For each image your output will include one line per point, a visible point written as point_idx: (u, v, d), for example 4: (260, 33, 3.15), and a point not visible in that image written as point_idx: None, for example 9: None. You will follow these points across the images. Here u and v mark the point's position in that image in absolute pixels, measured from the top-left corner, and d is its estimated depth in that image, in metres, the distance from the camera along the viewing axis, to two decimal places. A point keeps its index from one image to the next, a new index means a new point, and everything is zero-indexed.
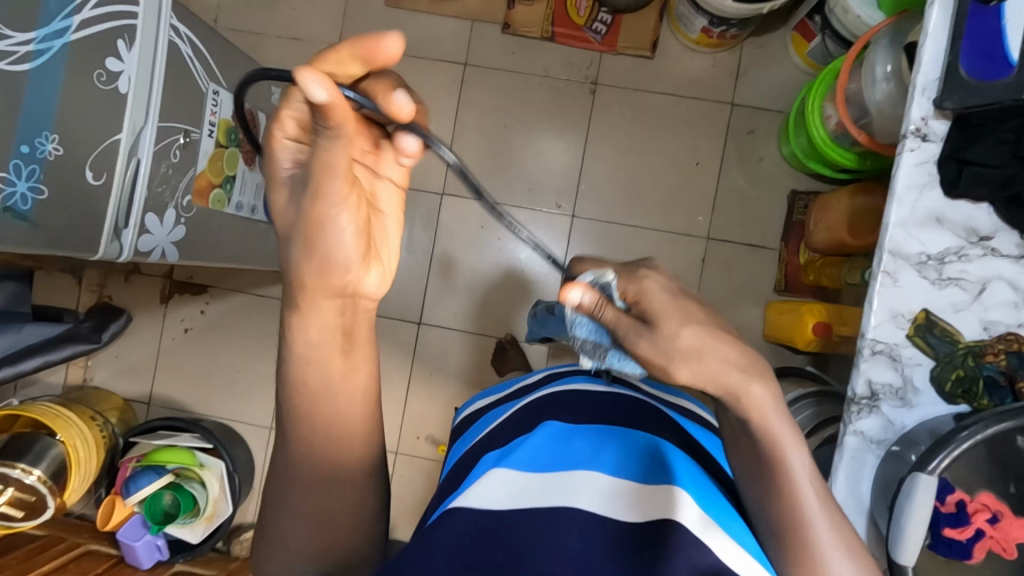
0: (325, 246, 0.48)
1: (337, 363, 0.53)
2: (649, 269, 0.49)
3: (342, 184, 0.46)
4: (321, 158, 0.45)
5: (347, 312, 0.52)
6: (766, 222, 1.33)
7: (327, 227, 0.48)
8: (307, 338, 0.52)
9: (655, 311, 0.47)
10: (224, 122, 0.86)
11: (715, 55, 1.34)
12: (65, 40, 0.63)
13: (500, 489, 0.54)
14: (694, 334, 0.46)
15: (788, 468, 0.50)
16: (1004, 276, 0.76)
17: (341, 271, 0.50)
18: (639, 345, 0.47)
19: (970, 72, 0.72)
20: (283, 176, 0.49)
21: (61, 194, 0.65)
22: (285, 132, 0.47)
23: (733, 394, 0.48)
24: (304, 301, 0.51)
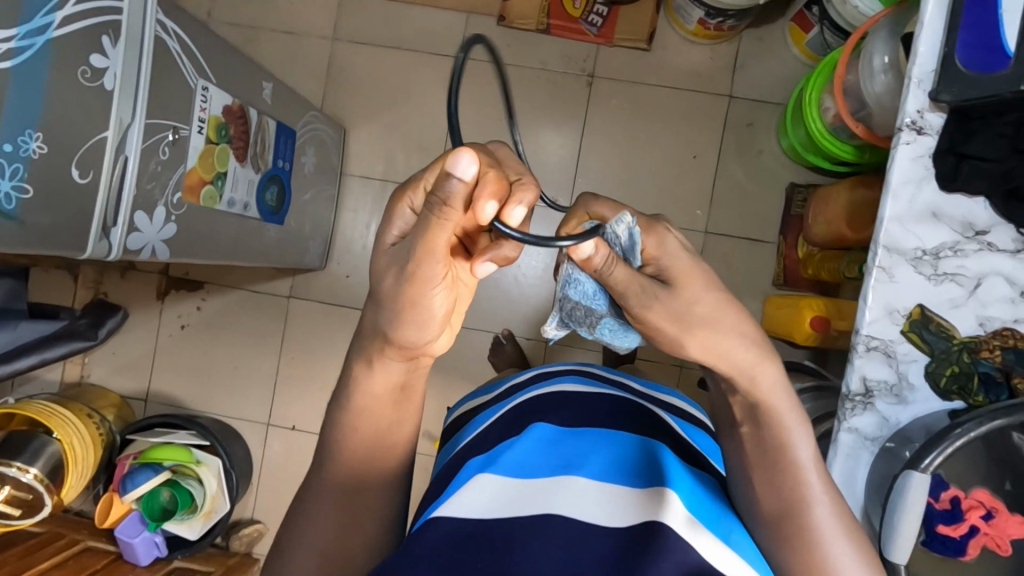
0: (419, 322, 0.49)
1: (390, 412, 0.56)
2: (669, 226, 0.51)
3: (441, 266, 0.46)
4: (427, 237, 0.44)
5: (411, 370, 0.55)
6: (764, 216, 1.33)
7: (420, 305, 0.48)
8: (370, 390, 0.55)
9: (673, 273, 0.49)
10: (214, 119, 0.85)
11: (713, 47, 1.33)
12: (47, 37, 0.62)
13: (489, 490, 0.54)
14: (712, 300, 0.49)
15: (790, 449, 0.53)
16: (1002, 271, 0.75)
17: (420, 342, 0.51)
18: (654, 306, 0.48)
19: (966, 64, 0.71)
20: (389, 244, 0.49)
21: (47, 192, 0.64)
22: (413, 201, 0.47)
23: (746, 373, 0.51)
24: (377, 358, 0.53)
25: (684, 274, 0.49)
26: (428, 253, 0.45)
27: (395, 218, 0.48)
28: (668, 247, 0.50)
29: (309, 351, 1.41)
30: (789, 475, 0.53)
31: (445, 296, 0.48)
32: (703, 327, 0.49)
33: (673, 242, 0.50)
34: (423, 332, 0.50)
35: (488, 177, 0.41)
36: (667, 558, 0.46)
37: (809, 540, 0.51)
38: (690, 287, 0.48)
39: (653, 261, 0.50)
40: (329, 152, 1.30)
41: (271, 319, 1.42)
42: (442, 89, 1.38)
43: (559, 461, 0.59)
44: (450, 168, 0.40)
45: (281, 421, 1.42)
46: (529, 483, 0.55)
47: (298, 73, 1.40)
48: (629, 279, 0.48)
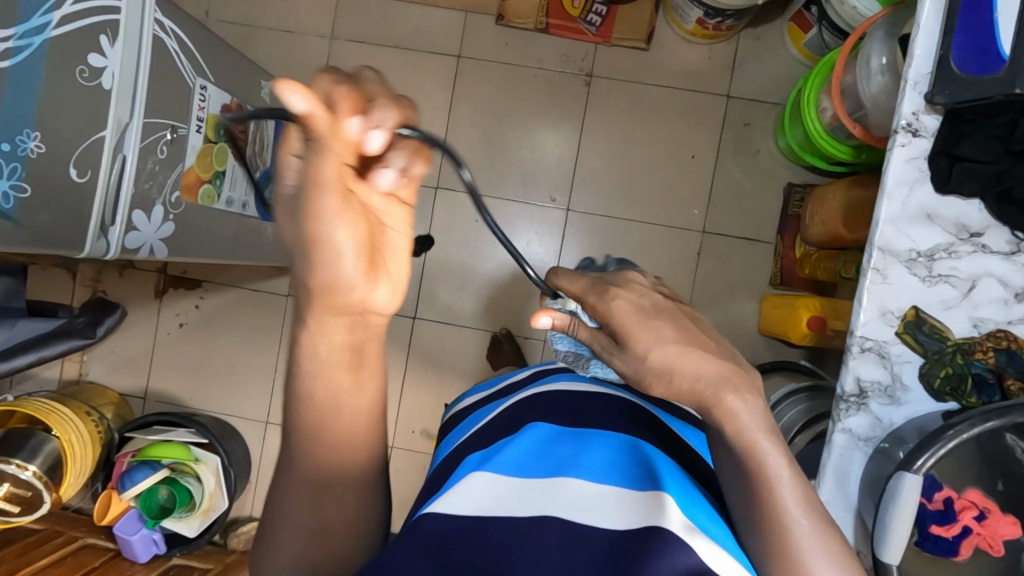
0: (335, 263, 0.43)
1: (344, 378, 0.50)
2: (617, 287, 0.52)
3: (336, 199, 0.40)
4: (311, 172, 0.39)
5: (357, 330, 0.48)
6: (761, 215, 1.33)
7: (326, 247, 0.42)
8: (315, 356, 0.49)
9: (620, 329, 0.49)
10: (213, 118, 0.85)
11: (711, 47, 1.33)
12: (45, 36, 0.62)
13: (482, 495, 0.54)
14: (662, 354, 0.48)
15: (762, 470, 0.51)
16: (995, 272, 0.75)
17: (347, 291, 0.45)
18: (615, 362, 0.51)
19: (961, 67, 0.71)
20: (283, 188, 0.41)
21: (43, 192, 0.64)
22: (291, 144, 0.40)
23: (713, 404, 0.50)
24: (311, 317, 0.47)
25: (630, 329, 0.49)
26: (318, 187, 0.39)
27: (283, 169, 0.40)
28: (614, 305, 0.50)
29: None
30: (766, 496, 0.51)
31: (355, 234, 0.42)
32: (660, 377, 0.48)
33: (624, 305, 0.50)
34: (343, 277, 0.44)
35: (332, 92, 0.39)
36: (666, 557, 0.47)
37: (793, 560, 0.50)
38: (640, 341, 0.49)
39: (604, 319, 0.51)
40: None
41: (269, 317, 1.42)
42: (440, 88, 1.38)
43: (554, 462, 0.59)
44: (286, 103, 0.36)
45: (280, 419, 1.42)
46: (521, 484, 0.56)
47: (296, 70, 1.40)
48: (592, 338, 0.52)
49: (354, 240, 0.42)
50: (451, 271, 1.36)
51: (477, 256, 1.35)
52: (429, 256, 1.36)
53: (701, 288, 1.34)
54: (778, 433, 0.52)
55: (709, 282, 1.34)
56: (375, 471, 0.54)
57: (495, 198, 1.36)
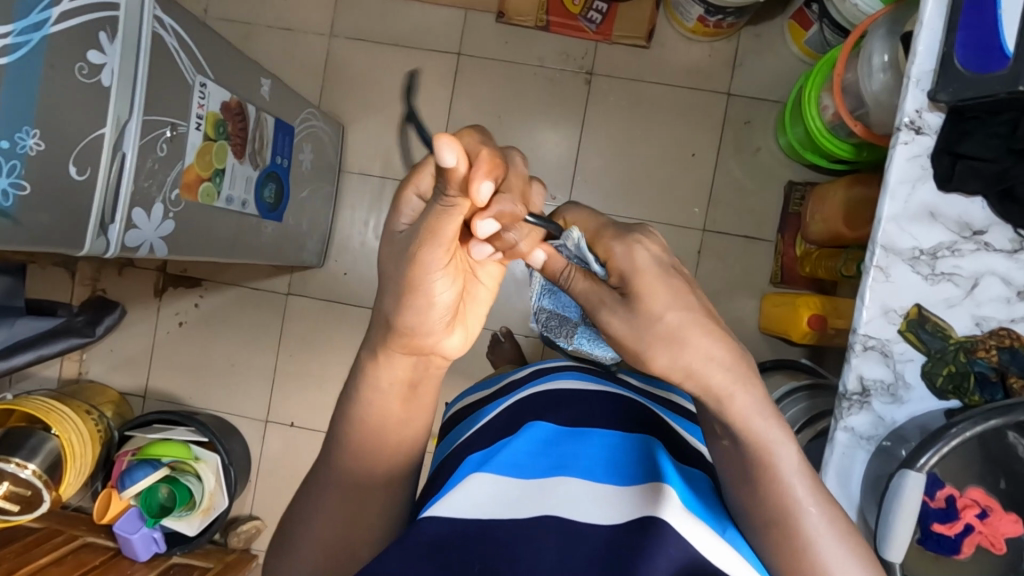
0: (420, 307, 0.48)
1: (397, 408, 0.54)
2: (639, 237, 0.50)
3: (445, 252, 0.44)
4: (432, 223, 0.42)
5: (419, 369, 0.53)
6: (762, 214, 1.33)
7: (421, 292, 0.47)
8: (376, 384, 0.54)
9: (636, 288, 0.48)
10: (212, 115, 0.85)
11: (712, 45, 1.33)
12: (44, 33, 0.62)
13: (487, 494, 0.54)
14: (677, 317, 0.47)
15: (770, 458, 0.50)
16: (997, 271, 0.75)
17: (424, 334, 0.50)
18: (614, 322, 0.48)
19: (964, 65, 0.71)
20: (399, 227, 0.47)
21: (42, 189, 0.64)
22: (419, 186, 0.45)
23: (722, 396, 0.49)
24: (383, 353, 0.52)
25: (647, 290, 0.47)
26: (434, 238, 0.43)
27: (402, 207, 0.46)
28: (631, 256, 0.48)
29: (307, 348, 1.41)
30: (774, 486, 0.51)
31: (452, 289, 0.47)
32: (667, 348, 0.47)
33: (642, 258, 0.48)
34: (428, 322, 0.49)
35: (481, 153, 0.37)
36: (663, 555, 0.47)
37: (802, 548, 0.50)
38: (657, 304, 0.47)
39: (616, 271, 0.49)
40: (326, 148, 1.30)
41: (269, 316, 1.42)
42: (440, 86, 1.37)
43: (555, 461, 0.59)
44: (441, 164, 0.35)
45: (280, 418, 1.42)
46: (523, 484, 0.56)
47: (295, 69, 1.40)
48: (591, 288, 0.50)
49: (450, 289, 0.47)
50: None
51: None
52: None
53: (702, 287, 1.34)
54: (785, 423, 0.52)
55: (709, 281, 1.34)
56: (411, 480, 0.58)
57: None
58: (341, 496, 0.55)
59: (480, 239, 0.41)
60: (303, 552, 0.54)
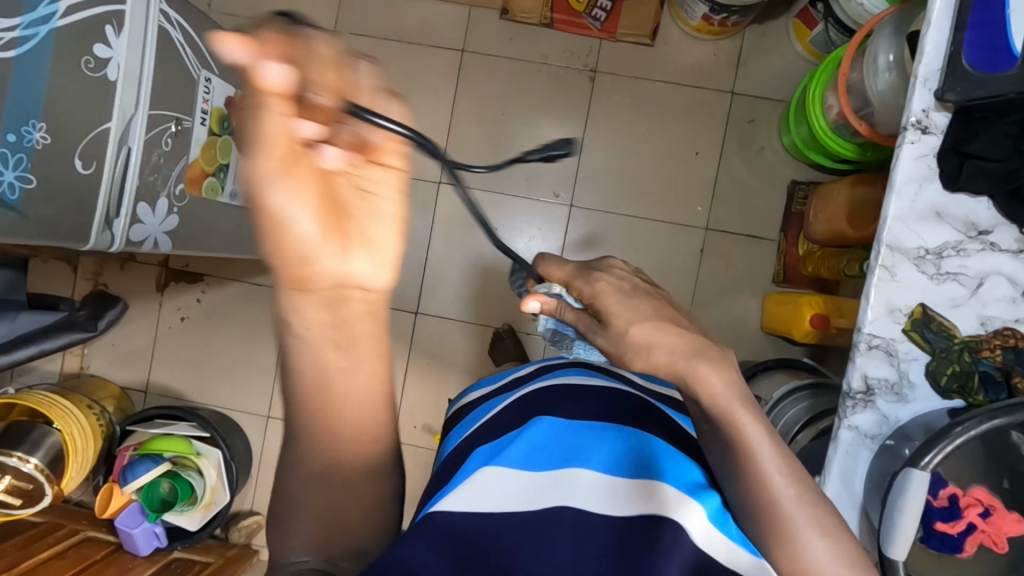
0: (287, 234, 0.44)
1: (331, 356, 0.51)
2: (601, 272, 0.55)
3: (278, 158, 0.42)
4: (252, 131, 0.41)
5: (336, 308, 0.49)
6: (765, 213, 1.33)
7: (272, 212, 0.43)
8: (298, 336, 0.50)
9: (609, 311, 0.52)
10: (217, 110, 0.85)
11: (716, 43, 1.33)
12: (51, 26, 0.62)
13: (492, 486, 0.54)
14: (643, 330, 0.50)
15: (748, 447, 0.52)
16: (1003, 271, 0.75)
17: (306, 263, 0.46)
18: (597, 340, 0.53)
19: (973, 64, 0.71)
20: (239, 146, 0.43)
21: (50, 183, 0.64)
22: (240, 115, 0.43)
23: (681, 376, 0.51)
24: (292, 296, 0.48)
25: (613, 309, 0.52)
26: (255, 144, 0.42)
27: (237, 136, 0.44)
28: (602, 292, 0.53)
29: None
30: (764, 485, 0.51)
31: (305, 207, 0.43)
32: (637, 353, 0.50)
33: (606, 286, 0.54)
34: (298, 247, 0.45)
35: (267, 38, 0.41)
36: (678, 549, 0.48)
37: (787, 537, 0.51)
38: (624, 322, 0.51)
39: (592, 302, 0.54)
40: None
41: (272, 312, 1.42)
42: (443, 82, 1.37)
43: (563, 455, 0.59)
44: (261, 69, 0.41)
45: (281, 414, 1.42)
46: (530, 477, 0.56)
47: None
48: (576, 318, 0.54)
49: (304, 207, 0.43)
50: (455, 268, 1.36)
51: (481, 252, 1.35)
52: (432, 249, 1.36)
53: (704, 286, 1.34)
54: (759, 411, 0.53)
55: (712, 280, 1.34)
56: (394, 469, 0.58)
57: (501, 192, 1.36)
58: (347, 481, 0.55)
59: (305, 125, 0.43)
60: (303, 535, 0.55)
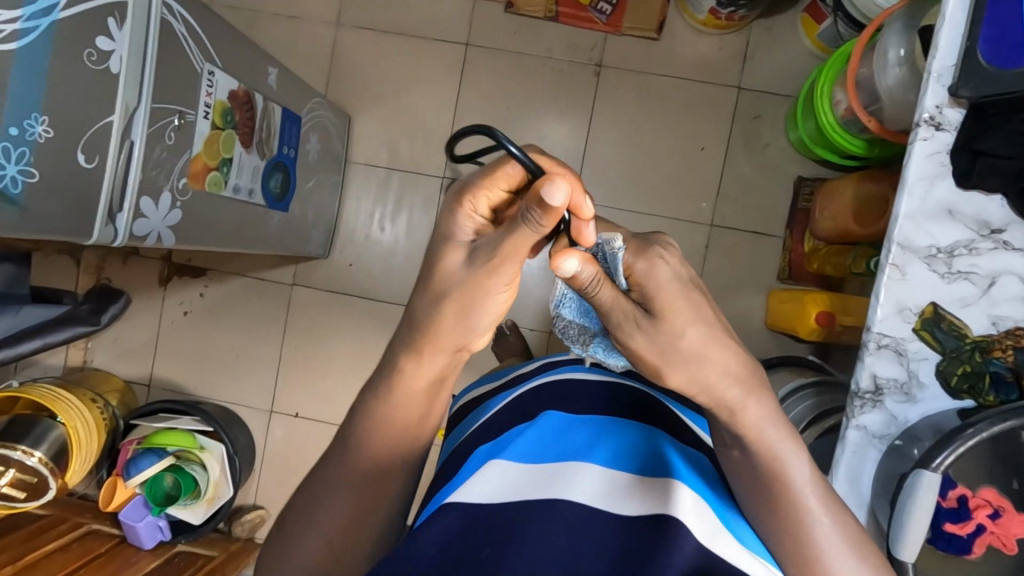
0: (472, 316, 0.49)
1: (422, 402, 0.54)
2: (662, 249, 0.48)
3: (516, 267, 0.46)
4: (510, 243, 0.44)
5: (454, 363, 0.54)
6: (771, 209, 1.32)
7: (481, 298, 0.48)
8: (409, 383, 0.53)
9: (659, 302, 0.46)
10: (220, 104, 0.84)
11: (722, 38, 1.31)
12: (53, 18, 0.61)
13: (498, 485, 0.53)
14: (698, 336, 0.46)
15: (783, 470, 0.51)
16: (1014, 270, 0.74)
17: (464, 335, 0.51)
18: (635, 337, 0.47)
19: (988, 60, 0.70)
20: (461, 239, 0.48)
21: (51, 176, 0.63)
22: (476, 207, 0.47)
23: (728, 408, 0.50)
24: (424, 352, 0.52)
25: (668, 309, 0.46)
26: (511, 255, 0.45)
27: (464, 220, 0.48)
28: (657, 276, 0.46)
29: (312, 339, 1.41)
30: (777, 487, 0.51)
31: (506, 298, 0.49)
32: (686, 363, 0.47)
33: (664, 270, 0.47)
34: (471, 323, 0.50)
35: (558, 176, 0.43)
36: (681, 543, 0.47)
37: None
38: (676, 318, 0.46)
39: (638, 286, 0.47)
40: (332, 138, 1.29)
41: (274, 307, 1.41)
42: (447, 77, 1.36)
43: (569, 451, 0.58)
44: (542, 198, 0.40)
45: (284, 408, 1.42)
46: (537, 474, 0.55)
47: (300, 58, 1.39)
48: (615, 301, 0.46)
49: (506, 299, 0.49)
50: None
51: None
52: None
53: (709, 282, 1.33)
54: (795, 432, 0.52)
55: (716, 276, 1.33)
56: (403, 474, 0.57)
57: None
58: (362, 479, 0.54)
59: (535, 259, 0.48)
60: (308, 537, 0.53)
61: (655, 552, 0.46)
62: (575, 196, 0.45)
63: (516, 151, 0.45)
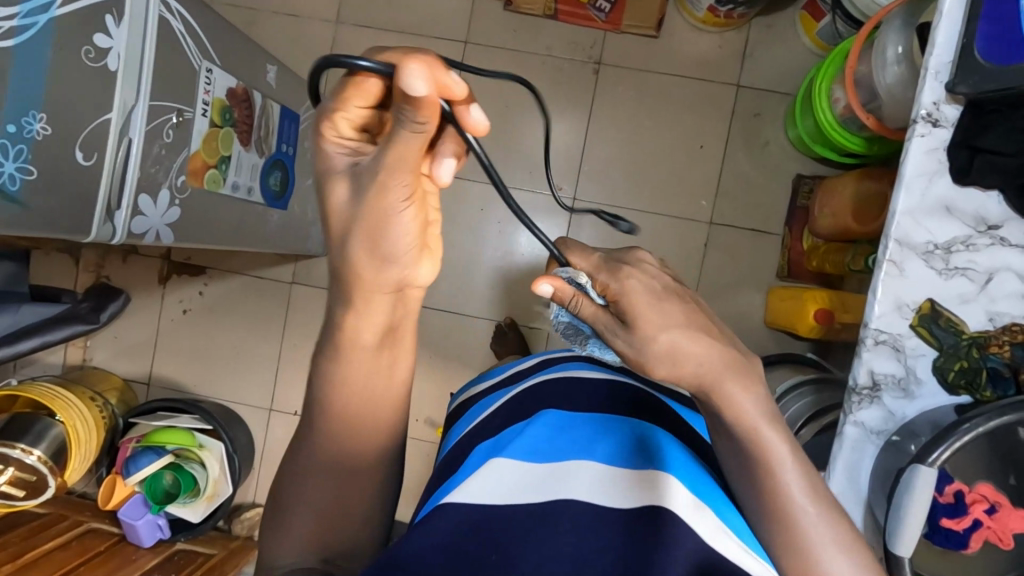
0: (390, 245, 0.46)
1: (374, 354, 0.53)
2: (632, 267, 0.48)
3: (409, 182, 0.43)
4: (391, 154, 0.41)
5: (395, 304, 0.50)
6: (770, 207, 1.32)
7: (387, 225, 0.45)
8: (358, 335, 0.51)
9: (634, 313, 0.46)
10: (218, 101, 0.84)
11: (722, 35, 1.31)
12: (51, 15, 0.61)
13: (496, 481, 0.53)
14: (671, 340, 0.45)
15: (770, 462, 0.49)
16: (1012, 266, 0.74)
17: (393, 266, 0.47)
18: (616, 342, 0.47)
19: (986, 57, 0.69)
20: (342, 168, 0.45)
21: (49, 173, 0.63)
22: (338, 131, 0.44)
23: (715, 389, 0.48)
24: (360, 299, 0.49)
25: (639, 312, 0.46)
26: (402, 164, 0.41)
27: (331, 150, 0.44)
28: (633, 286, 0.47)
29: (311, 338, 1.41)
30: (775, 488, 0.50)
31: (412, 214, 0.45)
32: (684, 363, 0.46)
33: (636, 286, 0.47)
34: (394, 254, 0.46)
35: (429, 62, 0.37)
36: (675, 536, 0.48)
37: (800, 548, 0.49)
38: (652, 328, 0.45)
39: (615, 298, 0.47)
40: None
41: (273, 305, 1.42)
42: None
43: (569, 449, 0.59)
44: (403, 90, 0.36)
45: (284, 407, 1.42)
46: (536, 471, 0.55)
47: (300, 56, 1.39)
48: (594, 314, 0.48)
49: (414, 220, 0.45)
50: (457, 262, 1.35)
51: (483, 245, 1.34)
52: None
53: (708, 280, 1.33)
54: (782, 421, 0.51)
55: (715, 274, 1.33)
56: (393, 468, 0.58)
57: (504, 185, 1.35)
58: None
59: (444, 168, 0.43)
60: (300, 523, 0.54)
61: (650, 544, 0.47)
62: (437, 77, 0.37)
63: (367, 61, 0.37)
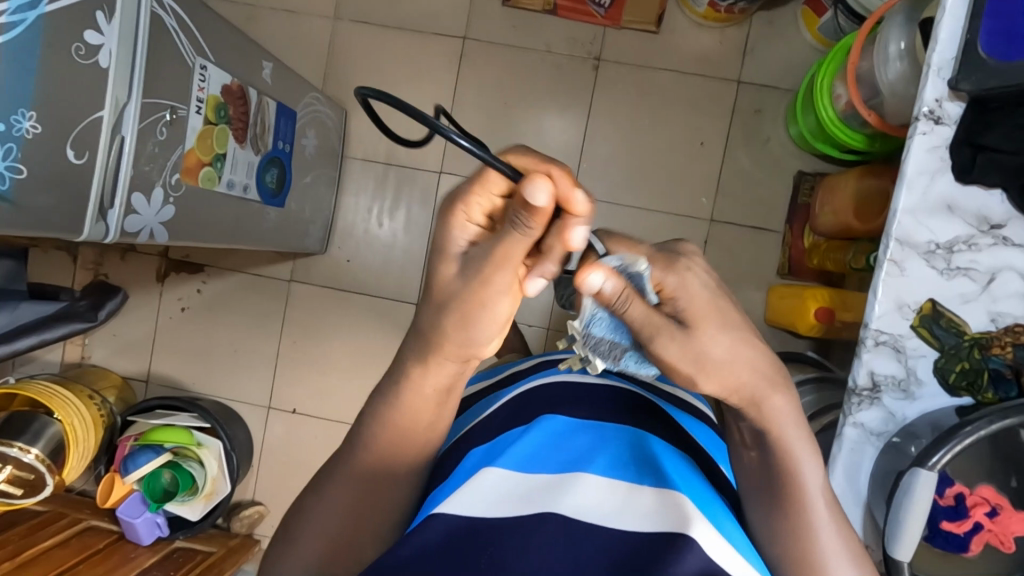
0: (475, 326, 0.46)
1: (432, 411, 0.53)
2: (688, 259, 0.47)
3: (514, 277, 0.43)
4: (499, 248, 0.41)
5: (461, 374, 0.52)
6: (771, 204, 1.31)
7: (483, 310, 0.45)
8: (418, 389, 0.52)
9: (691, 314, 0.45)
10: (213, 99, 0.83)
11: (723, 31, 1.30)
12: (39, 12, 0.60)
13: (493, 491, 0.53)
14: (727, 344, 0.45)
15: (796, 475, 0.51)
16: (1015, 266, 0.74)
17: (475, 345, 0.48)
18: (669, 349, 0.44)
19: (988, 52, 0.68)
20: (456, 251, 0.44)
21: (40, 171, 0.63)
22: (470, 214, 0.43)
23: (755, 403, 0.48)
24: (432, 360, 0.50)
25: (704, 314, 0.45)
26: (501, 262, 0.42)
27: (456, 229, 0.43)
28: (688, 287, 0.45)
29: (309, 336, 1.41)
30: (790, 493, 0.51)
31: (508, 306, 0.45)
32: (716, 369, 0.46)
33: (694, 281, 0.46)
34: (476, 333, 0.47)
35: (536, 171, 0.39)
36: (690, 550, 0.46)
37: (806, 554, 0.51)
38: (708, 329, 0.45)
39: (670, 299, 0.45)
40: (330, 133, 1.28)
41: (272, 302, 1.41)
42: (445, 71, 1.35)
43: (568, 457, 0.58)
44: (525, 198, 0.37)
45: (282, 404, 1.42)
46: (533, 480, 0.55)
47: (297, 52, 1.38)
48: (646, 315, 0.43)
49: (513, 310, 0.46)
50: None
51: None
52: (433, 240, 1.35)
53: None
54: (801, 422, 0.51)
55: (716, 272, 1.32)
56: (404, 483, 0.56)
57: None
58: (354, 482, 0.54)
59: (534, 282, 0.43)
60: (309, 542, 0.53)
61: (663, 559, 0.45)
62: (560, 191, 0.38)
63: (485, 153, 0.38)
